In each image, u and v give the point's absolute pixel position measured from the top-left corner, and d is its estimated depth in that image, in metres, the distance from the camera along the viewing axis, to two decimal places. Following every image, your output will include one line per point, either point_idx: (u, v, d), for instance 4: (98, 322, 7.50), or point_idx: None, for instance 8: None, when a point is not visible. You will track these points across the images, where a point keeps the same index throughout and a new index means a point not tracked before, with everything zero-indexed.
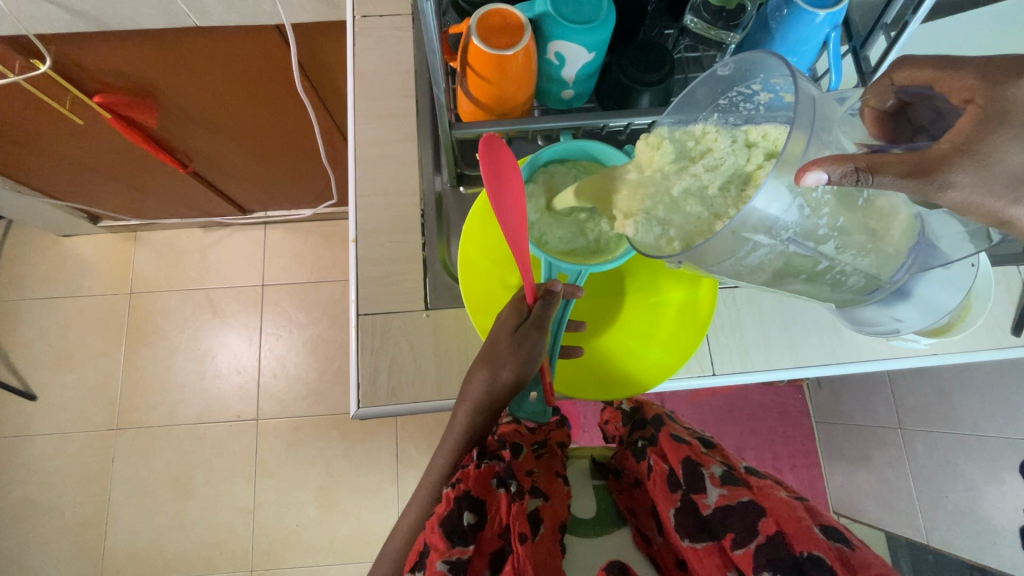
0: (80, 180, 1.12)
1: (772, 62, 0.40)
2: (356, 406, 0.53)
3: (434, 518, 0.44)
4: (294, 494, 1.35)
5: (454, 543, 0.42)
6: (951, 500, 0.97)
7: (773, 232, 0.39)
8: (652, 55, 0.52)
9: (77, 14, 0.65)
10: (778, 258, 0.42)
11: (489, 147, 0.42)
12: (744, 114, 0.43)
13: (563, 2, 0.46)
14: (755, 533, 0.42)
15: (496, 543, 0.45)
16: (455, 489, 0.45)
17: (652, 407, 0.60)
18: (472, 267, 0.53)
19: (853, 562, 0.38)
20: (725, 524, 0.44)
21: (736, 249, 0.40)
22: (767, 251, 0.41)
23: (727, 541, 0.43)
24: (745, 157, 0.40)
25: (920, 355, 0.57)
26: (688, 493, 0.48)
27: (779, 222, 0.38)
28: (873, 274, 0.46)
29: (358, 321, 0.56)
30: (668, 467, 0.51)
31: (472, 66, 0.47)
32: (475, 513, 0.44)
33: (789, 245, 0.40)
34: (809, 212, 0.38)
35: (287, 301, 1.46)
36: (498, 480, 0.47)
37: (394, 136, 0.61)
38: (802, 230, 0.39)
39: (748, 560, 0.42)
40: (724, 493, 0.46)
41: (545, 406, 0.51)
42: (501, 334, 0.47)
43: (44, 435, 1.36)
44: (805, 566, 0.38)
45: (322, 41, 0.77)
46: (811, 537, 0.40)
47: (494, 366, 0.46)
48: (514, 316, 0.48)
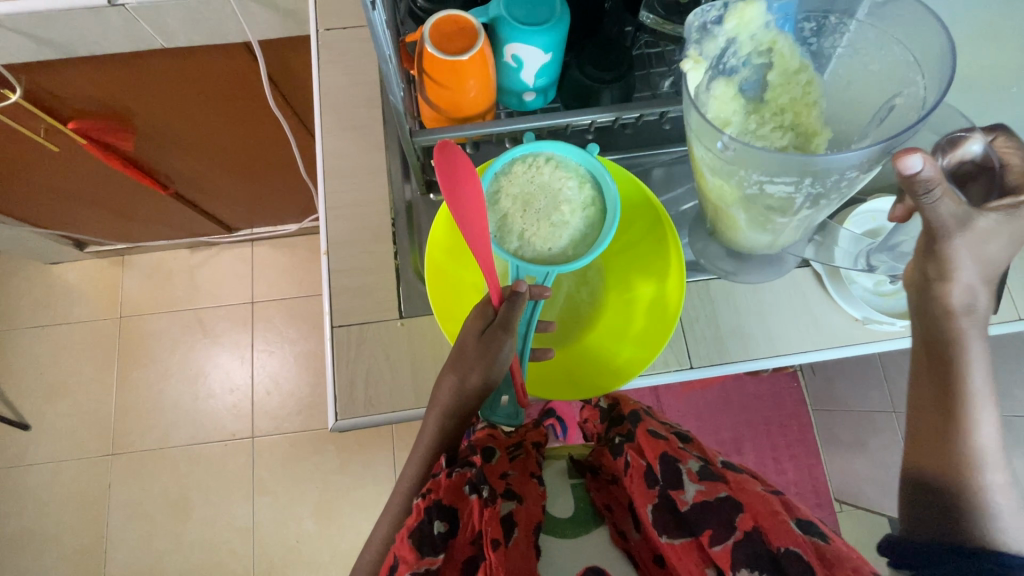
0: (63, 207, 1.12)
1: (898, 27, 0.42)
2: (333, 418, 0.53)
3: (404, 529, 0.44)
4: (292, 511, 1.34)
5: (424, 553, 0.42)
6: None
7: (809, 182, 0.40)
8: (611, 53, 0.52)
9: (43, 42, 0.65)
10: (779, 200, 0.44)
11: (444, 154, 0.42)
12: (814, 48, 0.47)
13: (516, 5, 0.46)
14: (733, 530, 0.42)
15: (469, 551, 0.44)
16: (425, 499, 0.45)
17: (628, 403, 0.59)
18: (438, 271, 0.52)
19: (828, 557, 0.38)
20: (702, 519, 0.44)
21: (773, 177, 0.41)
22: (784, 191, 0.42)
23: (705, 538, 0.43)
24: (787, 100, 0.46)
25: (896, 338, 0.56)
26: (664, 489, 0.48)
27: (834, 173, 0.39)
28: (771, 238, 0.51)
29: (333, 333, 0.55)
30: (645, 462, 0.51)
31: (428, 73, 0.47)
32: (445, 522, 0.44)
33: (798, 195, 0.42)
34: (840, 180, 0.40)
35: (277, 317, 1.46)
36: (471, 486, 0.47)
37: (362, 146, 0.61)
38: (822, 189, 0.41)
39: (727, 558, 0.41)
40: (702, 488, 0.46)
41: (518, 408, 0.51)
42: (467, 339, 0.47)
43: (39, 465, 1.36)
44: (784, 563, 0.38)
45: (290, 57, 0.78)
46: (786, 533, 0.40)
47: (463, 369, 0.47)
48: (478, 321, 0.47)
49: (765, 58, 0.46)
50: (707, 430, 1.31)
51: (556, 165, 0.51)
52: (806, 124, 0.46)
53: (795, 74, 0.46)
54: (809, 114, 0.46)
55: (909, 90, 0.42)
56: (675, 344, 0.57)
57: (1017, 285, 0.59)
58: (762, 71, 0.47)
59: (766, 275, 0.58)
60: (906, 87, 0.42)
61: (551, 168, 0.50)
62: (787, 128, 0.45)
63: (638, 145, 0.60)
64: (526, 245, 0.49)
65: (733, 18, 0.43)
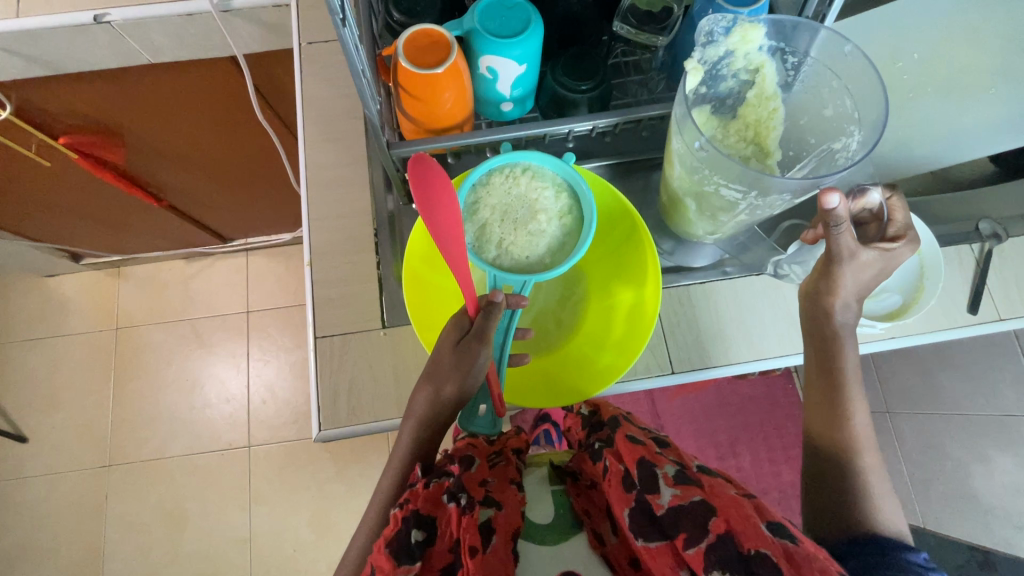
0: (58, 221, 1.13)
1: (861, 80, 0.42)
2: (317, 429, 0.54)
3: (381, 539, 0.44)
4: (289, 520, 1.34)
5: (401, 562, 0.42)
6: (943, 482, 0.97)
7: (754, 195, 0.43)
8: (586, 62, 0.52)
9: (32, 60, 0.66)
10: (724, 204, 0.46)
11: (420, 166, 0.42)
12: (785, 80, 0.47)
13: (489, 17, 0.47)
14: (706, 532, 0.42)
15: (447, 558, 0.44)
16: (403, 508, 0.45)
17: (609, 409, 0.60)
18: (417, 281, 0.53)
19: (797, 558, 0.37)
20: (677, 523, 0.44)
21: (727, 183, 0.43)
22: (730, 197, 0.45)
23: (680, 541, 0.43)
24: (757, 121, 0.46)
25: (876, 341, 0.57)
26: (641, 493, 0.48)
27: (777, 193, 0.42)
28: (709, 232, 0.53)
29: (316, 344, 0.56)
30: (624, 467, 0.51)
31: (403, 87, 0.47)
32: (424, 530, 0.44)
33: (741, 204, 0.45)
34: (777, 199, 0.44)
35: (273, 326, 1.47)
36: (449, 494, 0.47)
37: (344, 158, 0.61)
38: (763, 202, 0.44)
39: (700, 560, 0.41)
40: (677, 493, 0.46)
41: (495, 419, 0.51)
42: (443, 349, 0.47)
43: (36, 477, 1.36)
44: (754, 566, 0.38)
45: (276, 69, 0.78)
46: (758, 535, 0.40)
47: (438, 381, 0.48)
48: (455, 330, 0.48)
49: (750, 76, 0.46)
50: (702, 433, 1.31)
51: (532, 175, 0.51)
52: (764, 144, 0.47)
53: (766, 98, 0.46)
54: (770, 137, 0.46)
55: (846, 143, 0.44)
56: (656, 349, 0.57)
57: (999, 284, 0.59)
58: (742, 86, 0.47)
59: (744, 279, 0.59)
60: (845, 138, 0.45)
61: (527, 179, 0.51)
62: (754, 146, 0.46)
63: (620, 153, 0.61)
64: (504, 254, 0.49)
65: (737, 35, 0.43)
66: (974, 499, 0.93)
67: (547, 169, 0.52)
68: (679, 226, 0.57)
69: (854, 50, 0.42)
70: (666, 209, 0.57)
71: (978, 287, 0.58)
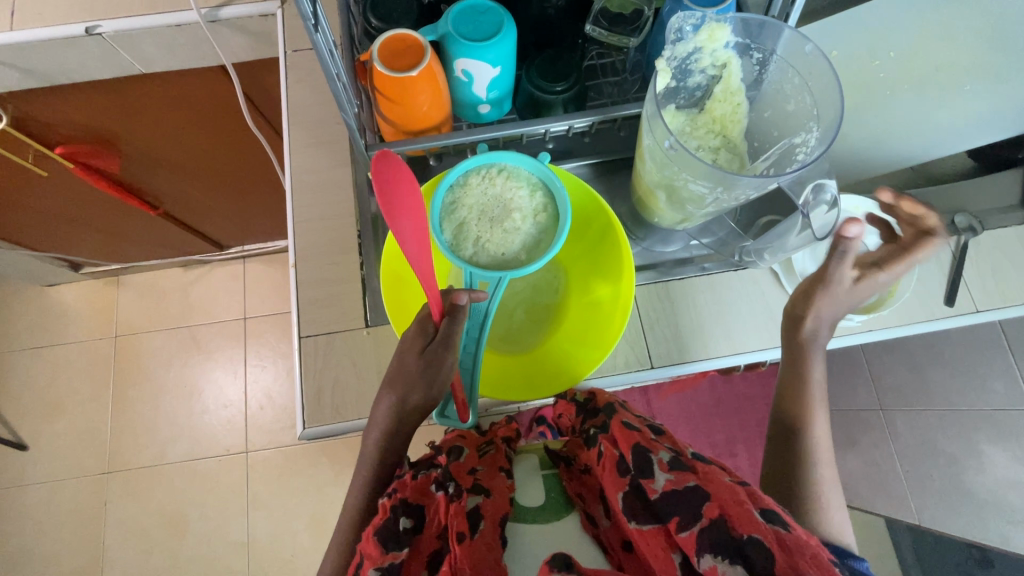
0: (56, 230, 1.15)
1: (821, 79, 0.43)
2: (302, 427, 0.55)
3: (369, 528, 0.45)
4: (288, 525, 1.35)
5: (388, 548, 0.43)
6: (937, 477, 0.98)
7: (720, 191, 0.44)
8: (560, 64, 0.54)
9: (26, 71, 0.68)
10: (692, 198, 0.47)
11: (383, 162, 0.41)
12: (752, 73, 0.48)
13: (462, 22, 0.48)
14: (699, 517, 0.42)
15: (434, 544, 0.45)
16: (391, 498, 0.47)
17: (604, 396, 0.58)
18: (395, 280, 0.55)
19: (789, 544, 0.38)
20: (670, 507, 0.44)
21: (695, 179, 0.44)
22: (697, 192, 0.46)
23: (672, 524, 0.43)
24: (723, 116, 0.48)
25: (853, 334, 0.57)
26: (635, 478, 0.48)
27: (743, 188, 0.43)
28: (677, 223, 0.55)
29: (300, 343, 0.57)
30: (619, 452, 0.51)
31: (380, 91, 0.48)
32: (411, 518, 0.45)
33: (708, 197, 0.46)
34: (741, 193, 0.45)
35: (270, 332, 1.48)
36: (437, 484, 0.48)
37: (328, 161, 0.63)
38: (729, 196, 0.45)
39: (692, 542, 0.42)
40: (671, 478, 0.46)
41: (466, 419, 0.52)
42: (409, 354, 0.49)
43: (37, 484, 1.37)
44: (747, 549, 0.39)
45: (265, 77, 0.80)
46: (752, 519, 0.40)
47: (404, 390, 0.49)
48: (421, 337, 0.49)
49: (717, 71, 0.47)
50: (698, 432, 1.31)
51: (507, 175, 0.52)
52: (729, 139, 0.48)
53: (732, 92, 0.47)
54: (735, 131, 0.48)
55: (806, 139, 0.45)
56: (635, 345, 0.58)
57: (977, 276, 0.59)
58: (710, 81, 0.48)
59: (722, 273, 0.60)
60: (804, 134, 0.45)
61: (503, 179, 0.52)
62: (719, 142, 0.47)
63: (598, 153, 0.62)
64: (481, 251, 0.50)
65: (705, 33, 0.43)
66: (969, 493, 0.93)
67: (522, 169, 0.53)
68: (648, 216, 0.58)
69: (813, 48, 0.42)
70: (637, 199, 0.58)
71: (954, 279, 0.58)
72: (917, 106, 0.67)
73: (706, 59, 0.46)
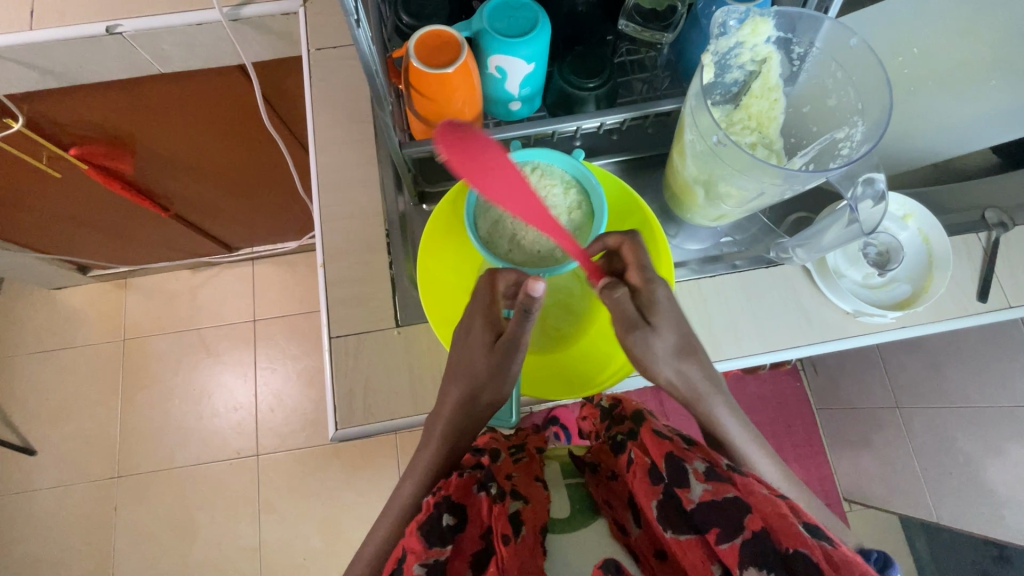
0: (64, 232, 1.14)
1: (867, 71, 0.42)
2: (334, 428, 0.54)
3: (413, 522, 0.44)
4: (298, 529, 1.33)
5: (432, 543, 0.42)
6: (957, 475, 0.98)
7: (765, 186, 0.44)
8: (592, 61, 0.53)
9: (42, 71, 0.67)
10: (733, 193, 0.47)
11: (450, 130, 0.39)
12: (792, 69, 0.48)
13: (497, 18, 0.48)
14: (741, 529, 0.39)
15: (478, 545, 0.44)
16: (435, 495, 0.46)
17: (632, 403, 0.58)
18: (432, 277, 0.54)
19: (838, 561, 0.36)
20: (709, 518, 0.41)
21: (741, 174, 0.44)
22: (740, 186, 0.45)
23: (712, 535, 0.41)
24: (761, 112, 0.48)
25: (886, 330, 0.57)
26: (670, 487, 0.46)
27: (787, 183, 0.43)
28: (710, 220, 0.54)
29: (331, 344, 0.56)
30: (650, 460, 0.50)
31: (415, 87, 0.48)
32: (454, 516, 0.44)
33: (751, 193, 0.46)
34: (785, 189, 0.44)
35: (280, 334, 1.48)
36: (478, 484, 0.48)
37: (355, 160, 0.62)
38: (772, 191, 0.45)
39: (734, 556, 0.39)
40: (709, 488, 0.43)
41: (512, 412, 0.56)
42: (477, 352, 0.50)
43: (45, 489, 1.36)
44: (792, 564, 0.37)
45: (283, 78, 0.79)
46: (796, 533, 0.37)
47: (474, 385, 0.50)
48: (490, 330, 0.51)
49: (757, 66, 0.47)
50: None
51: (543, 174, 0.52)
52: (766, 134, 0.48)
53: (770, 88, 0.47)
54: (771, 128, 0.48)
55: (849, 134, 0.45)
56: None
57: (1008, 273, 0.59)
58: (748, 77, 0.48)
59: (755, 270, 0.59)
60: (848, 128, 0.45)
61: (537, 177, 0.52)
62: (758, 138, 0.47)
63: (625, 150, 0.61)
64: (516, 248, 0.51)
65: (749, 27, 0.43)
66: (988, 491, 0.93)
67: (558, 166, 0.52)
68: (679, 212, 0.58)
69: (857, 40, 0.42)
70: (669, 193, 0.58)
71: (987, 275, 0.58)
72: (940, 100, 0.64)
73: (747, 53, 0.45)
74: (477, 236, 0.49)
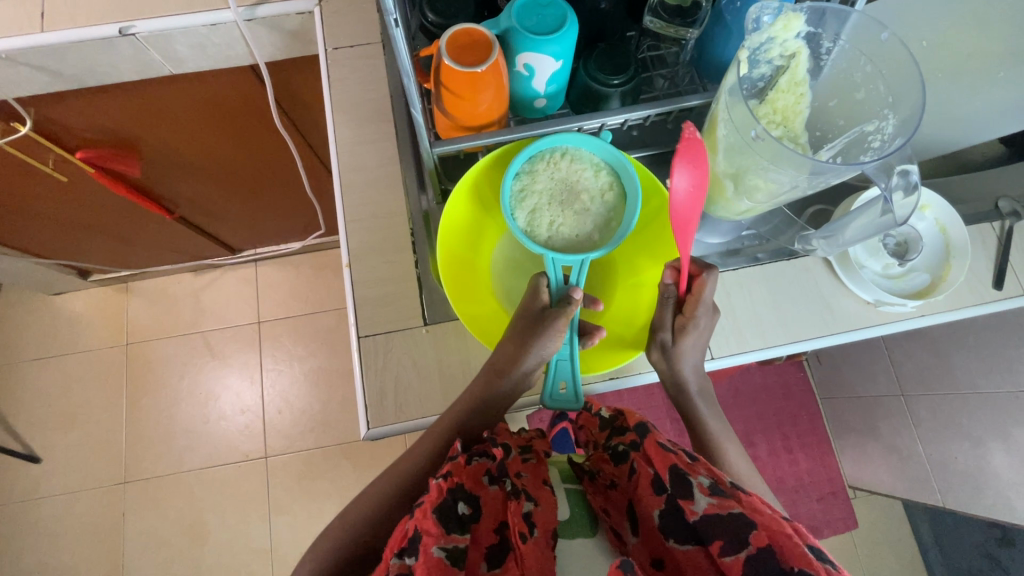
0: (67, 236, 1.12)
1: (897, 65, 0.44)
2: (366, 427, 0.54)
3: (426, 503, 0.43)
4: (309, 530, 1.33)
5: (449, 528, 0.42)
6: (962, 460, 1.00)
7: (800, 178, 0.44)
8: (617, 56, 0.53)
9: (52, 73, 0.66)
10: (766, 186, 0.47)
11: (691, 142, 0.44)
12: (817, 64, 0.48)
13: (526, 16, 0.48)
14: (745, 544, 0.39)
15: (493, 537, 0.45)
16: (448, 479, 0.45)
17: (633, 414, 0.55)
18: (454, 260, 0.56)
19: None
20: (712, 530, 0.41)
21: (777, 166, 0.44)
22: (775, 178, 0.46)
23: (715, 548, 0.41)
24: (789, 105, 0.48)
25: (907, 319, 0.58)
26: (673, 497, 0.45)
27: (822, 175, 0.43)
28: (734, 214, 0.55)
29: (360, 344, 0.56)
30: (653, 470, 0.48)
31: (445, 85, 0.48)
32: (468, 505, 0.45)
33: (784, 185, 0.46)
34: (818, 181, 0.45)
35: (285, 335, 1.47)
36: (490, 477, 0.48)
37: (377, 159, 0.62)
38: (806, 184, 0.45)
39: (738, 567, 0.39)
40: (714, 502, 0.43)
41: (575, 394, 0.54)
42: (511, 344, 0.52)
43: (51, 497, 1.34)
44: None
45: (296, 79, 0.79)
46: (802, 554, 0.37)
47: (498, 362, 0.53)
48: (524, 314, 0.53)
49: (785, 61, 0.47)
50: None
51: (572, 158, 0.54)
52: (790, 129, 0.48)
53: (797, 80, 0.48)
54: (797, 121, 0.48)
55: (880, 126, 0.46)
56: None
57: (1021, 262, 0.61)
58: (775, 71, 0.48)
59: (776, 263, 0.60)
60: (879, 121, 0.46)
61: (567, 163, 0.53)
62: (787, 132, 0.48)
63: (641, 147, 0.61)
64: (555, 235, 0.52)
65: (781, 22, 0.44)
66: (995, 475, 0.95)
67: (585, 149, 0.54)
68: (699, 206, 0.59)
69: (888, 34, 0.43)
70: None
71: (1002, 264, 0.60)
72: (943, 93, 0.64)
73: (777, 46, 0.46)
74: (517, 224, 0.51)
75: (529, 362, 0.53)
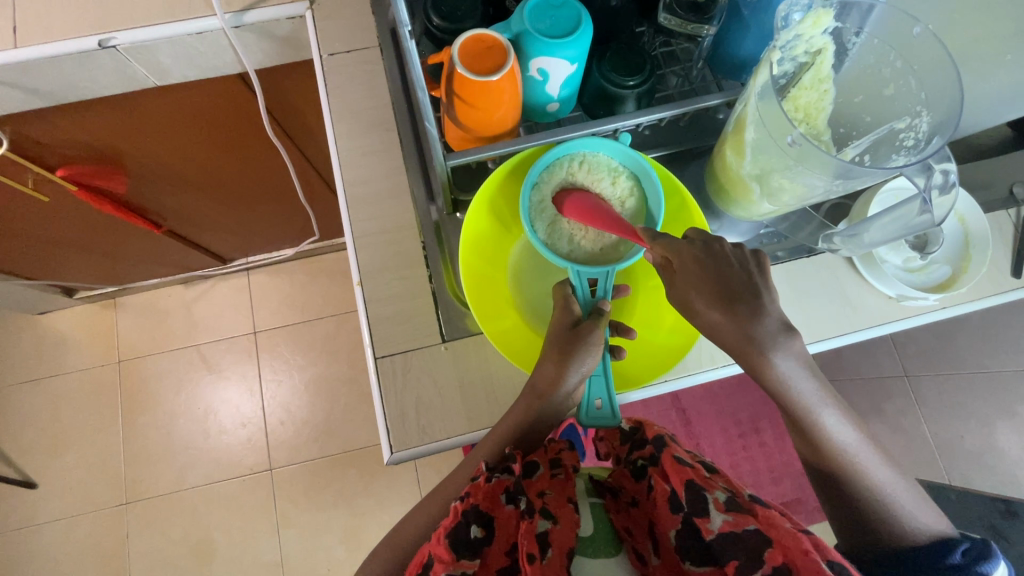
0: (51, 256, 1.08)
1: (930, 59, 0.42)
2: (388, 451, 0.53)
3: (441, 529, 0.45)
4: (319, 541, 1.32)
5: (459, 554, 0.43)
6: (967, 439, 1.02)
7: (832, 181, 0.43)
8: (631, 56, 0.51)
9: (28, 91, 0.62)
10: (795, 189, 0.46)
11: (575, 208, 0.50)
12: (842, 59, 0.47)
13: (539, 19, 0.46)
14: (760, 563, 0.39)
15: (504, 560, 0.44)
16: (463, 502, 0.46)
17: (652, 427, 0.53)
18: (475, 274, 0.55)
19: None
20: (728, 549, 0.42)
21: (809, 170, 0.43)
22: (806, 181, 0.44)
23: (731, 568, 0.41)
24: (813, 103, 0.47)
25: (929, 312, 0.58)
26: (688, 516, 0.45)
27: (854, 178, 0.42)
28: (758, 215, 0.53)
29: (377, 365, 0.55)
30: (670, 486, 0.48)
31: (458, 94, 0.45)
32: (482, 528, 0.45)
33: (814, 187, 0.45)
34: (850, 184, 0.44)
35: (283, 344, 1.44)
36: (507, 496, 0.47)
37: (382, 170, 0.60)
38: (836, 187, 0.44)
39: None
40: (729, 519, 0.43)
41: (613, 411, 0.52)
42: (545, 361, 0.50)
43: (50, 523, 1.31)
44: None
45: (287, 86, 0.75)
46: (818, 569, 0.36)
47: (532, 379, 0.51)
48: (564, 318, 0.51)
49: (810, 58, 0.46)
50: None
51: (590, 162, 0.53)
52: (814, 127, 0.47)
53: (822, 76, 0.47)
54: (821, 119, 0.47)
55: (912, 124, 0.45)
56: None
57: None
58: (799, 68, 0.46)
59: (797, 261, 0.59)
60: (911, 119, 0.45)
61: (586, 169, 0.52)
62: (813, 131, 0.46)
63: (654, 146, 0.60)
64: (577, 247, 0.52)
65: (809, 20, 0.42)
66: None
67: (602, 154, 0.53)
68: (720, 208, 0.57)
69: (920, 27, 0.41)
70: (714, 187, 0.57)
71: (1020, 252, 0.59)
72: None
73: (802, 43, 0.45)
74: (539, 239, 0.51)
75: (572, 383, 0.50)
